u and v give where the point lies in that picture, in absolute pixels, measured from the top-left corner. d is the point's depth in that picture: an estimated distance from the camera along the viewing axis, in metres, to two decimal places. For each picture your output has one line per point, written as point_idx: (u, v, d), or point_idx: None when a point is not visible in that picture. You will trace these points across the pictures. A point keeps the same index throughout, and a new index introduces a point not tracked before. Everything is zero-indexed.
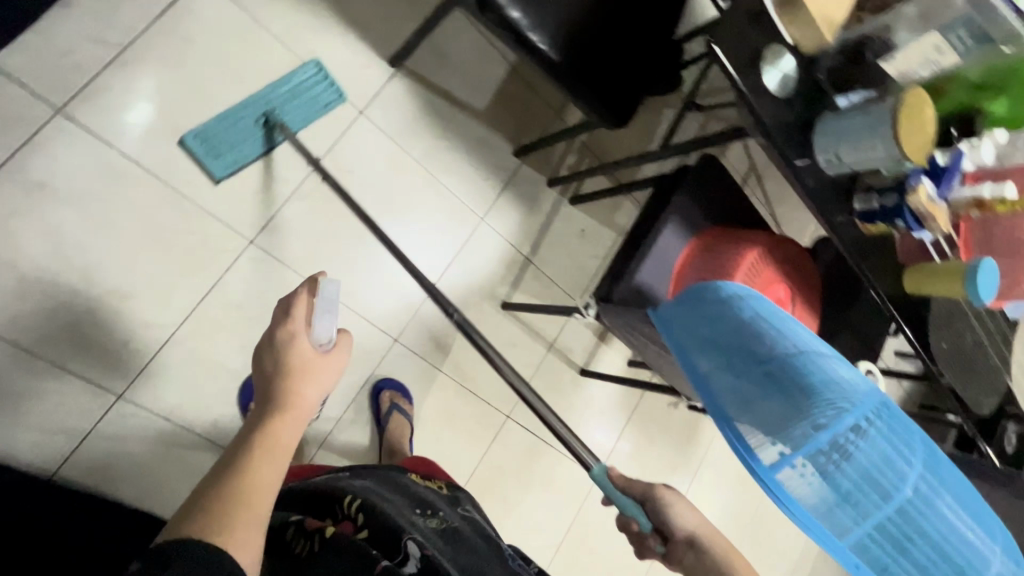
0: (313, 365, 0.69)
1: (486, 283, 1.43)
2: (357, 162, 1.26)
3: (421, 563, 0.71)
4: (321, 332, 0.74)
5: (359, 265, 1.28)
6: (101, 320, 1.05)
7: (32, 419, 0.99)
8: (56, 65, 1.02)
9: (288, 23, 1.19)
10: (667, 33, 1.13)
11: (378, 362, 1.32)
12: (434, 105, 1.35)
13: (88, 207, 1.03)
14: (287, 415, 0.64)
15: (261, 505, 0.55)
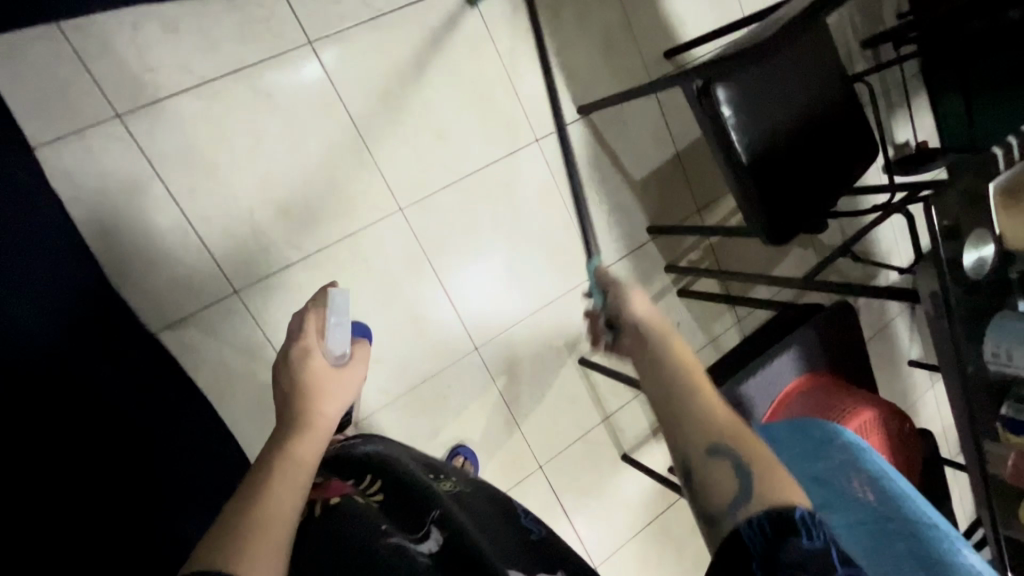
0: (328, 383, 0.78)
1: (574, 334, 1.44)
2: (515, 181, 1.35)
3: (442, 539, 0.69)
4: (336, 343, 0.86)
5: (475, 269, 1.33)
6: (254, 222, 1.14)
7: (163, 280, 1.08)
8: (326, 7, 1.16)
9: (514, 47, 1.32)
10: (841, 183, 1.19)
11: (452, 362, 1.33)
12: (598, 160, 1.44)
13: (292, 127, 1.15)
14: (306, 434, 0.71)
15: (271, 535, 0.57)
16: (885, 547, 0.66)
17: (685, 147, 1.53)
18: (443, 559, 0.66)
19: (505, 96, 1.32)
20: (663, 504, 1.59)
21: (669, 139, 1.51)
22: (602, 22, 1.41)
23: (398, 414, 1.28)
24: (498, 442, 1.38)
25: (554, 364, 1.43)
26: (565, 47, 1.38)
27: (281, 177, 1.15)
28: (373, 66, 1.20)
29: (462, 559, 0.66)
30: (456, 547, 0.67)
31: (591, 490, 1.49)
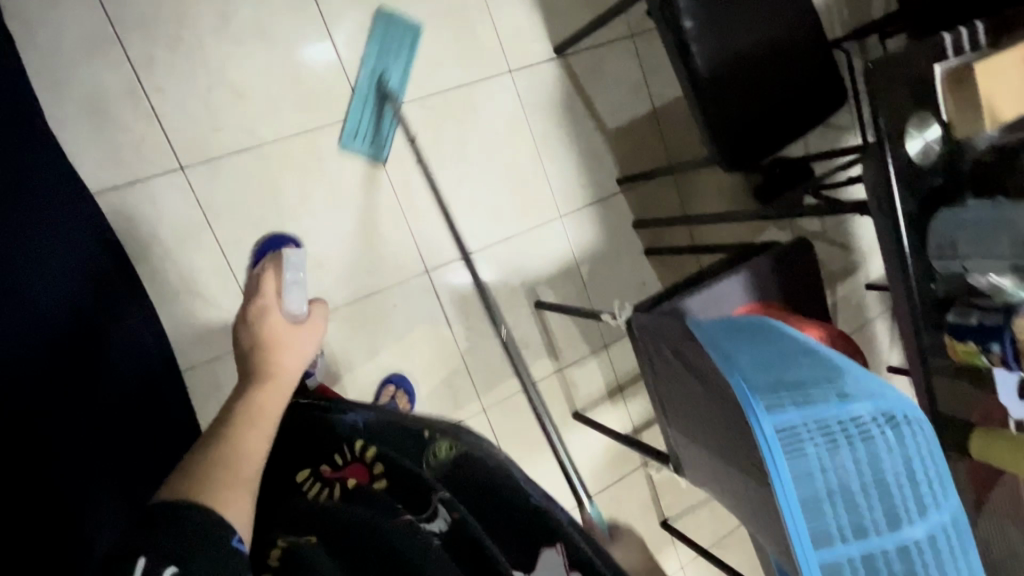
0: (287, 338, 0.69)
1: (533, 278, 1.33)
2: (484, 107, 1.27)
3: (450, 523, 0.55)
4: (295, 304, 0.72)
5: (427, 205, 1.23)
6: (210, 101, 1.07)
7: (102, 139, 1.00)
8: None
9: None
10: (812, 120, 1.09)
11: (391, 286, 1.21)
12: (570, 94, 1.34)
13: (259, 17, 1.09)
14: (267, 384, 0.64)
15: (245, 473, 0.53)
16: (818, 429, 0.60)
17: (663, 104, 1.43)
18: (453, 549, 0.54)
19: (478, 21, 1.25)
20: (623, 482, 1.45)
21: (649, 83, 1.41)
22: None
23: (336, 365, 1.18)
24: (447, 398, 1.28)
25: (514, 314, 1.32)
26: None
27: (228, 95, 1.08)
28: None
29: (473, 549, 0.54)
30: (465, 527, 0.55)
31: (544, 458, 1.36)
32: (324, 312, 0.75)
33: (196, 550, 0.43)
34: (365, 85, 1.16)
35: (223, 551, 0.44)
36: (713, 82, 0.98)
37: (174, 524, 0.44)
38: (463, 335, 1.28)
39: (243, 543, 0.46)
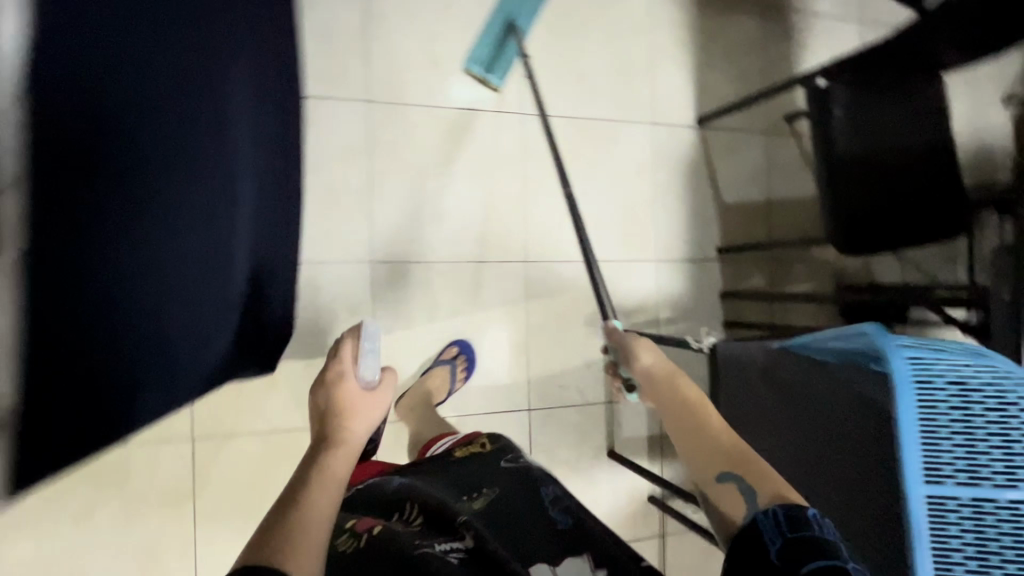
0: (357, 405, 0.77)
1: (616, 306, 1.39)
2: (624, 142, 1.40)
3: (473, 545, 0.70)
4: (368, 369, 0.83)
5: (547, 206, 1.34)
6: (410, 61, 1.25)
7: (319, 58, 1.19)
8: None
9: (679, 35, 1.44)
10: (922, 234, 1.16)
11: (492, 264, 1.30)
12: (699, 159, 1.46)
13: (473, 11, 1.29)
14: (338, 450, 0.71)
15: (316, 536, 0.58)
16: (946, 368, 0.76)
17: (778, 199, 1.53)
18: (474, 562, 0.67)
19: (640, 74, 1.42)
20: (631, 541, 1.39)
21: (770, 176, 1.52)
22: (746, 51, 1.51)
23: (417, 313, 1.26)
24: (497, 385, 1.31)
25: (586, 333, 1.36)
26: (707, 59, 1.47)
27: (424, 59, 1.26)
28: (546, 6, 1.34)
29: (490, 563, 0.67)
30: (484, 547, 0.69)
31: (566, 481, 1.34)
32: (391, 381, 0.85)
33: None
34: (495, 25, 1.25)
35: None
36: (848, 161, 1.07)
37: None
38: (533, 333, 1.33)
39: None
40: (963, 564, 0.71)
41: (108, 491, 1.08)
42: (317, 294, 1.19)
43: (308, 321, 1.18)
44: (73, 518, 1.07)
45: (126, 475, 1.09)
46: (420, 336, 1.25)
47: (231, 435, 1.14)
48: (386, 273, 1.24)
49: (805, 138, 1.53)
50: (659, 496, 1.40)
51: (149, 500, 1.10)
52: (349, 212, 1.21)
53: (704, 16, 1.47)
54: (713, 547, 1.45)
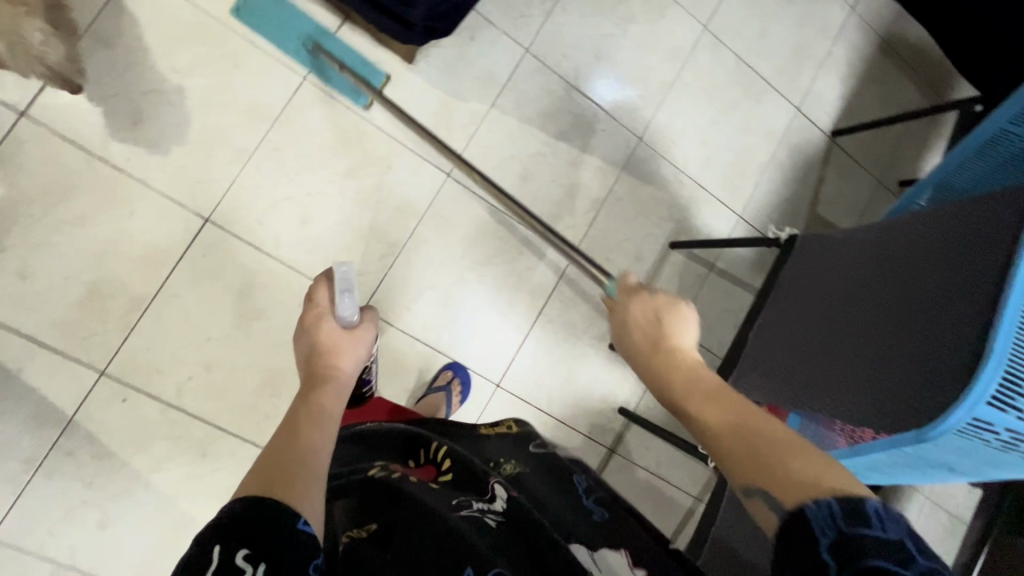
0: (343, 342, 0.79)
1: (688, 226, 1.45)
2: (766, 105, 1.50)
3: (505, 506, 0.60)
4: (345, 309, 0.82)
5: (679, 109, 1.43)
6: None
7: None
8: None
9: (849, 57, 1.58)
10: None
11: (610, 121, 1.38)
12: (816, 161, 1.56)
13: None
14: (329, 384, 0.71)
15: (313, 465, 0.56)
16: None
17: None
18: (516, 538, 0.56)
19: (808, 65, 1.54)
20: (582, 434, 1.38)
21: (866, 214, 1.58)
22: (899, 106, 1.62)
23: (533, 115, 1.32)
24: (557, 220, 1.35)
25: (650, 231, 1.42)
26: (863, 90, 1.60)
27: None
28: None
29: (532, 534, 0.56)
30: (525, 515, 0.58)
31: (563, 340, 1.36)
32: (369, 325, 0.84)
33: (264, 533, 0.45)
34: (298, 58, 1.17)
35: (292, 535, 0.46)
36: None
37: (244, 511, 0.46)
38: (610, 200, 1.39)
39: (310, 527, 0.48)
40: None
41: (212, 70, 1.13)
42: (468, 41, 1.27)
43: (450, 57, 1.26)
44: (170, 69, 1.11)
45: (237, 68, 1.14)
46: (523, 133, 1.32)
47: (333, 98, 1.20)
48: (529, 65, 1.31)
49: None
50: (630, 410, 1.41)
51: (236, 102, 1.15)
52: (532, 3, 1.32)
53: (877, 57, 1.61)
54: (649, 493, 1.42)
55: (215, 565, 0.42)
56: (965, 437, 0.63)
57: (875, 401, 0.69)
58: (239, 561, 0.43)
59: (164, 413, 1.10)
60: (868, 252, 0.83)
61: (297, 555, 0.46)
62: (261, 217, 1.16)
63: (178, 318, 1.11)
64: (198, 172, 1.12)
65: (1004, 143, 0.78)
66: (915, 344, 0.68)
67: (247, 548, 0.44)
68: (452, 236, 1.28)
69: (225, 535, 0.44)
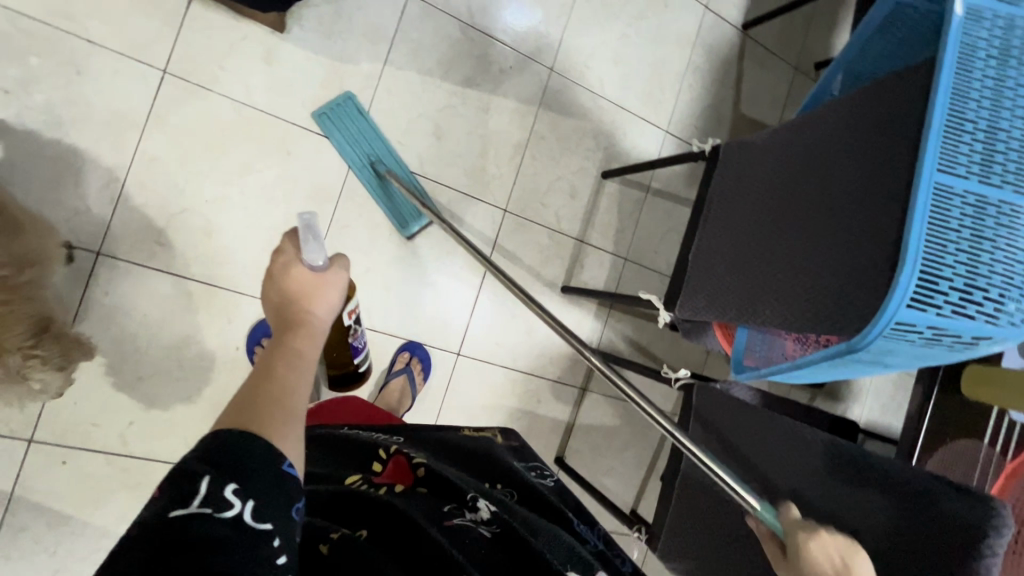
0: (315, 290, 0.63)
1: (617, 153, 1.41)
2: (674, 8, 1.43)
3: (495, 523, 0.56)
4: (311, 255, 0.64)
5: (585, 29, 1.35)
6: None
7: None
8: None
9: None
10: None
11: (518, 57, 1.29)
12: (732, 59, 1.52)
13: None
14: (301, 331, 0.59)
15: (292, 405, 0.51)
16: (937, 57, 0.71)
17: None
18: (506, 556, 0.54)
19: None
20: (553, 380, 1.39)
21: (787, 105, 1.58)
22: None
23: (433, 66, 1.22)
24: (481, 175, 1.28)
25: (579, 165, 1.37)
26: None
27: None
28: None
29: (525, 557, 0.53)
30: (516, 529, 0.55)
31: (514, 293, 1.34)
32: (342, 267, 0.66)
33: (253, 471, 0.44)
34: None
35: (278, 477, 0.46)
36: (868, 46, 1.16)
37: (229, 443, 0.45)
38: (532, 142, 1.32)
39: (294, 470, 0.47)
40: (982, 290, 0.57)
41: (53, 83, 0.98)
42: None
43: (325, 17, 1.13)
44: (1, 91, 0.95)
45: (82, 76, 0.99)
46: (426, 88, 1.22)
47: (205, 88, 1.06)
48: (417, 10, 1.19)
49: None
50: (593, 346, 1.42)
51: (93, 114, 1.00)
52: None
53: None
54: (627, 419, 1.46)
55: (205, 492, 0.42)
56: (894, 339, 0.58)
57: (811, 311, 0.69)
58: (227, 494, 0.43)
59: (114, 463, 1.04)
60: (788, 157, 0.81)
61: (284, 497, 0.45)
62: (160, 236, 1.05)
63: (99, 364, 1.02)
64: (72, 202, 1.00)
65: (906, 19, 0.75)
66: (841, 245, 0.69)
67: (236, 483, 0.43)
68: (376, 214, 1.20)
69: (213, 467, 0.43)
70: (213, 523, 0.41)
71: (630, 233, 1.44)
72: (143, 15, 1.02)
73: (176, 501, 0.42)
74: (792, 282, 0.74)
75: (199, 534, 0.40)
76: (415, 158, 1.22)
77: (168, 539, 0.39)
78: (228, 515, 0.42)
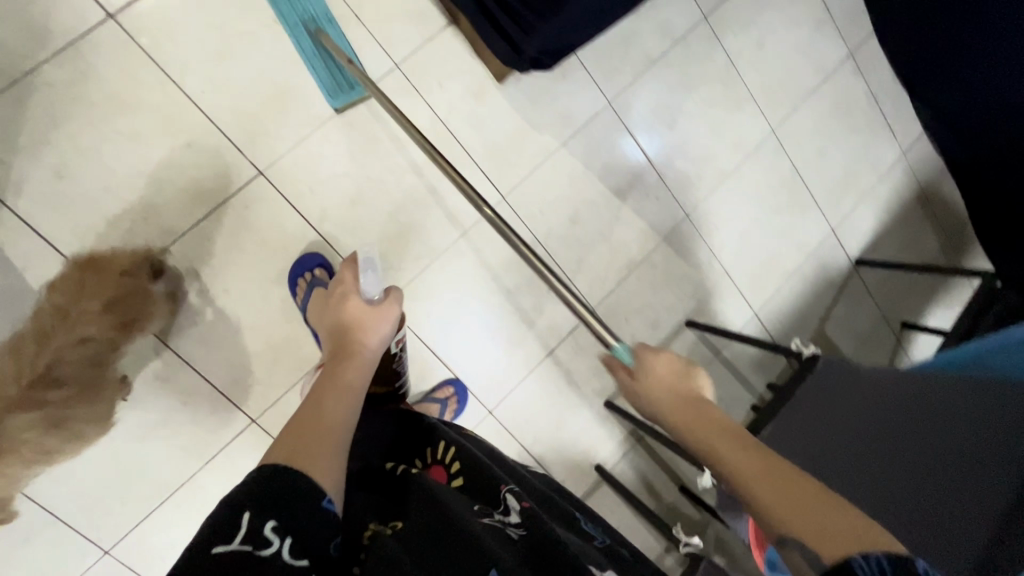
0: (368, 319, 0.91)
1: (707, 310, 1.49)
2: (806, 220, 1.57)
3: (519, 515, 0.69)
4: (367, 286, 0.96)
5: (730, 198, 1.48)
6: (746, 21, 1.44)
7: None
8: (867, 57, 1.60)
9: (888, 197, 1.67)
10: None
11: (667, 191, 1.42)
12: (835, 282, 1.63)
13: (801, 42, 1.52)
14: (349, 357, 0.83)
15: (332, 439, 0.65)
16: None
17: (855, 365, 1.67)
18: (530, 547, 0.63)
19: (852, 192, 1.62)
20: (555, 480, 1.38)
21: (864, 345, 1.66)
22: (919, 254, 1.72)
23: (599, 166, 1.35)
24: (589, 269, 1.37)
25: (672, 304, 1.45)
26: (892, 230, 1.69)
27: (755, 36, 1.46)
28: (837, 91, 1.57)
29: (543, 548, 0.63)
30: (541, 529, 0.66)
31: (563, 383, 1.37)
32: (393, 298, 0.95)
33: (285, 508, 0.53)
34: None
35: (312, 510, 0.55)
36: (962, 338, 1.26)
37: (271, 480, 0.54)
38: (643, 265, 1.41)
39: (332, 504, 0.57)
40: None
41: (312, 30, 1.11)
42: (560, 79, 1.29)
43: (538, 87, 1.27)
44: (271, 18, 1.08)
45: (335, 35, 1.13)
46: (584, 179, 1.34)
47: (419, 92, 1.19)
48: (609, 118, 1.34)
49: (901, 348, 1.71)
50: (605, 468, 1.42)
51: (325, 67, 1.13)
52: (629, 60, 1.34)
53: (911, 205, 1.71)
54: None
55: (246, 531, 0.50)
56: None
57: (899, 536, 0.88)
58: (267, 533, 0.51)
59: (158, 351, 1.06)
60: (923, 389, 0.90)
61: (316, 529, 0.55)
62: (315, 184, 1.14)
63: (202, 260, 1.08)
64: (267, 124, 1.10)
65: None
66: None
67: (275, 522, 0.52)
68: (490, 256, 1.27)
69: (255, 505, 0.52)
70: (253, 557, 0.49)
71: None
72: (407, 17, 1.17)
73: (220, 537, 0.49)
74: (957, 495, 0.76)
75: (243, 565, 0.48)
76: (545, 227, 1.32)
77: (214, 571, 0.47)
78: (267, 551, 0.50)
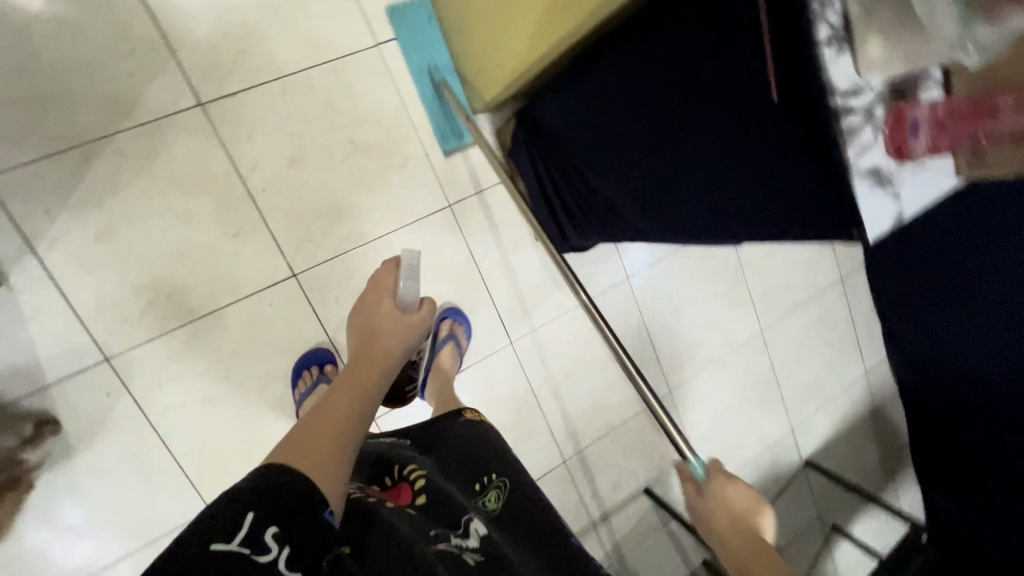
0: (399, 323, 0.72)
1: (665, 482, 1.56)
2: (771, 416, 1.70)
3: (479, 539, 0.73)
4: (404, 295, 0.75)
5: (710, 383, 1.59)
6: None
7: None
8: (853, 285, 1.79)
9: (844, 409, 1.82)
10: None
11: (657, 367, 1.51)
12: (782, 477, 1.74)
13: (802, 260, 1.69)
14: (366, 361, 0.67)
15: (334, 440, 0.56)
16: None
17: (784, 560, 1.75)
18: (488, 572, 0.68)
19: (815, 399, 1.76)
20: None
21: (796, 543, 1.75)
22: (860, 466, 1.86)
23: (603, 331, 1.43)
24: (569, 426, 1.42)
25: (636, 470, 1.52)
26: (842, 440, 1.83)
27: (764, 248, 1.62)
28: (822, 309, 1.74)
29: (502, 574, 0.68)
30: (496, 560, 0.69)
31: None
32: (427, 310, 0.75)
33: (281, 509, 0.50)
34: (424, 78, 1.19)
35: (310, 517, 0.51)
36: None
37: (265, 483, 0.50)
38: (618, 430, 1.49)
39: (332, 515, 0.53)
40: None
41: (382, 157, 1.18)
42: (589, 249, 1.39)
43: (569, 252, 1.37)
44: (348, 140, 1.15)
45: (400, 166, 1.20)
46: (587, 341, 1.42)
47: (462, 232, 1.27)
48: (623, 292, 1.45)
49: (827, 551, 1.81)
50: None
51: (384, 193, 1.19)
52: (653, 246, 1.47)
53: (862, 421, 1.87)
54: None
55: (245, 534, 0.48)
56: None
57: None
58: (268, 539, 0.49)
59: (136, 426, 1.04)
60: None
61: (312, 540, 0.51)
62: (340, 295, 1.17)
63: (208, 346, 1.08)
64: (313, 232, 1.14)
65: None
66: None
67: (276, 527, 0.49)
68: (482, 395, 1.32)
69: (262, 506, 0.49)
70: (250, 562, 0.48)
71: (628, 549, 1.53)
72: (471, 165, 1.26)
73: (219, 535, 0.47)
74: None
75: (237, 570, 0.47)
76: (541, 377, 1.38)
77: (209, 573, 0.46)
78: (263, 557, 0.49)
